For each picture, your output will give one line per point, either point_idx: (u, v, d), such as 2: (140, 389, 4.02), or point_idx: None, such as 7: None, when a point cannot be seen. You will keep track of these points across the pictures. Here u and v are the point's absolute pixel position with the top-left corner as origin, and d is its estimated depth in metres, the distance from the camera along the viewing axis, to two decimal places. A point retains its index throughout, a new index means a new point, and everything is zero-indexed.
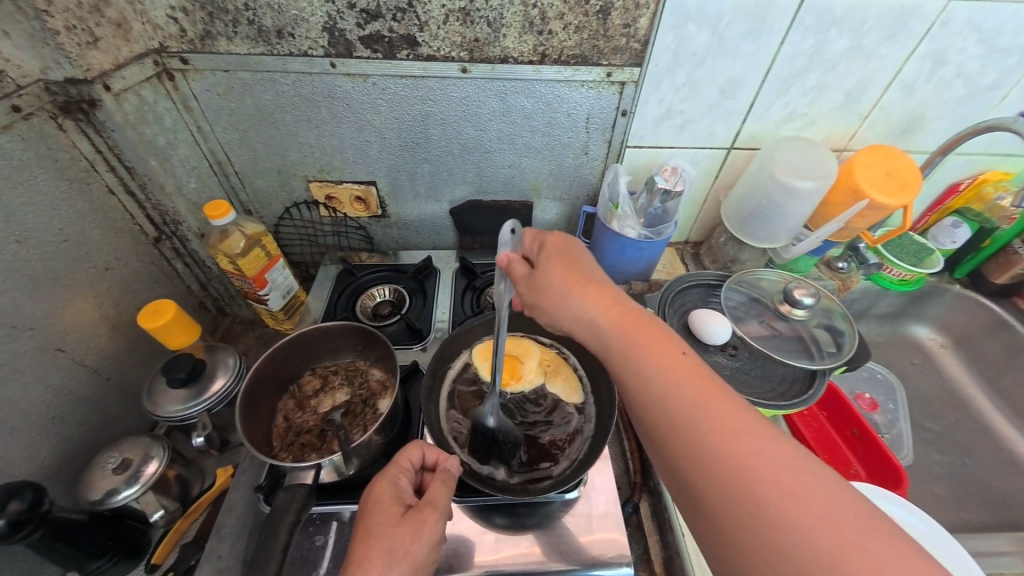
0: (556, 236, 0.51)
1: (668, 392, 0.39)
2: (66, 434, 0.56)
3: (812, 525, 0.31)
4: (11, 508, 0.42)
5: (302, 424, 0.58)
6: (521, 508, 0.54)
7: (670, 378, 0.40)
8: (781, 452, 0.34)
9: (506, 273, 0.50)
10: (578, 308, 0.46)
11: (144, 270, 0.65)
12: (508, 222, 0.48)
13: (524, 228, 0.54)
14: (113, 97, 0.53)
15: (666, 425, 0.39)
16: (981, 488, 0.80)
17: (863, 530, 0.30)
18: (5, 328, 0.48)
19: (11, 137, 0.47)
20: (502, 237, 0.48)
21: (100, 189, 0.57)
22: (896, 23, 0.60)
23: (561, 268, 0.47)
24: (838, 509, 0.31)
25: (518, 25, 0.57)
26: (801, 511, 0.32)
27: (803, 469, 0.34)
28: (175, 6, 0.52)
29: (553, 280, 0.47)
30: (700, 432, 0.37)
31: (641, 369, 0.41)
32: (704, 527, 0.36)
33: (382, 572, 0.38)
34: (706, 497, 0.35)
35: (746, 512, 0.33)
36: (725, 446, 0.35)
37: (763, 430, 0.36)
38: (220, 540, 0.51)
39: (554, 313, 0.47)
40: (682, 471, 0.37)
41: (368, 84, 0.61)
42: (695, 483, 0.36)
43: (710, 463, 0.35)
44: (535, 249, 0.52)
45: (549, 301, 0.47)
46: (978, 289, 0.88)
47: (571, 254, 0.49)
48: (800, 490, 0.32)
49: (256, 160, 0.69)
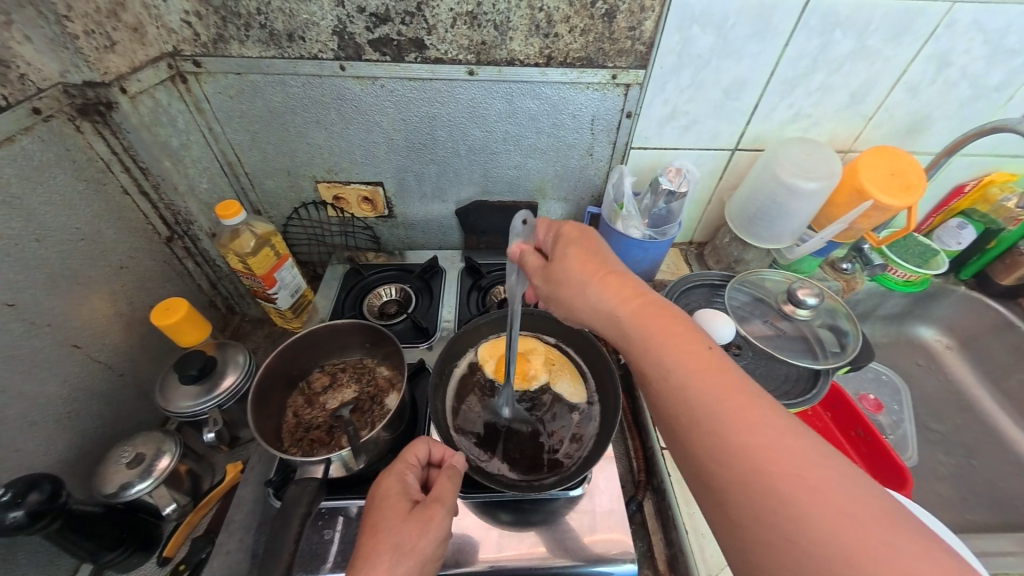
0: (572, 226, 0.51)
1: (690, 386, 0.39)
2: (81, 429, 0.57)
3: (836, 521, 0.31)
4: (32, 498, 0.43)
5: (312, 420, 0.59)
6: (526, 504, 0.55)
7: (693, 371, 0.40)
8: (804, 448, 0.35)
9: (520, 264, 0.52)
10: (599, 299, 0.46)
11: (157, 269, 0.66)
12: (520, 214, 0.51)
13: (539, 218, 0.54)
14: (129, 99, 0.54)
15: (688, 419, 0.39)
16: (988, 490, 0.80)
17: (885, 526, 0.31)
18: (23, 324, 0.50)
19: (31, 138, 0.48)
20: (513, 228, 0.51)
21: (115, 189, 0.58)
22: (901, 24, 0.60)
23: (578, 258, 0.48)
24: (862, 507, 0.32)
25: (525, 28, 0.57)
26: (824, 509, 0.32)
27: (826, 465, 0.34)
28: (189, 11, 0.54)
29: (571, 271, 0.47)
30: (723, 426, 0.37)
31: (662, 363, 0.41)
32: (723, 520, 0.36)
33: (390, 567, 0.39)
34: (727, 493, 0.36)
35: (769, 506, 0.33)
36: (749, 441, 0.35)
37: (787, 426, 0.36)
38: (230, 534, 0.52)
39: (573, 304, 0.48)
40: (703, 466, 0.37)
41: (377, 87, 0.62)
42: (717, 477, 0.36)
43: (732, 458, 0.36)
44: (550, 239, 0.52)
45: (567, 292, 0.48)
46: (984, 289, 0.88)
47: (590, 244, 0.49)
48: (823, 486, 0.33)
49: (265, 161, 0.70)
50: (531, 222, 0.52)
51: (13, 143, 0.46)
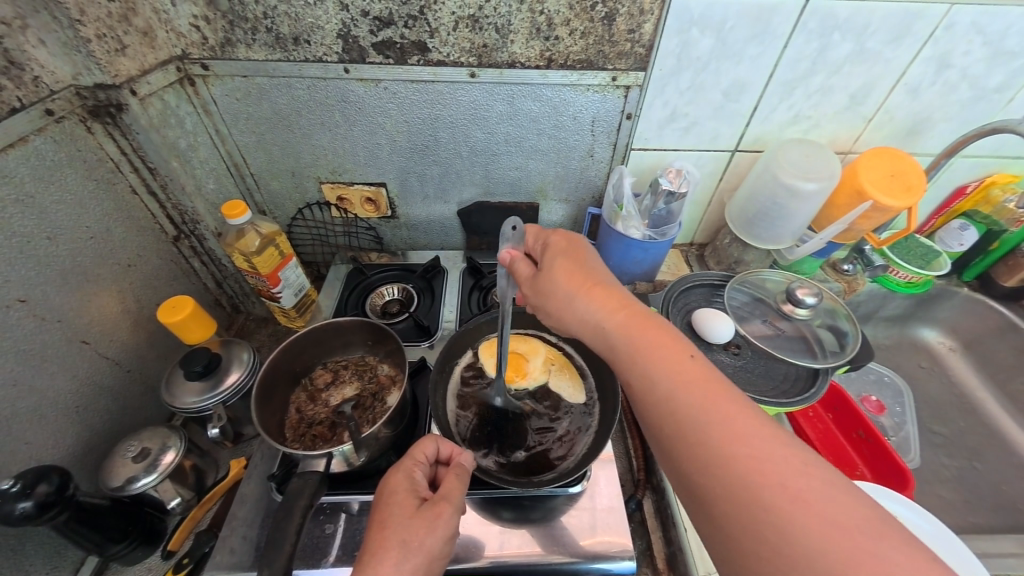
0: (561, 236, 0.52)
1: (674, 396, 0.40)
2: (89, 424, 0.58)
3: (821, 530, 0.31)
4: (40, 490, 0.44)
5: (314, 416, 0.59)
6: (525, 501, 0.56)
7: (677, 381, 0.40)
8: (790, 457, 0.35)
9: (510, 271, 0.53)
10: (586, 312, 0.46)
11: (164, 267, 0.67)
12: (510, 220, 0.51)
13: (530, 225, 0.55)
14: (139, 101, 0.55)
15: (675, 430, 0.39)
16: (992, 492, 0.79)
17: (875, 537, 0.30)
18: (35, 320, 0.51)
19: (45, 139, 0.49)
20: (503, 233, 0.52)
21: (124, 188, 0.59)
22: (898, 27, 0.61)
23: (565, 269, 0.48)
24: (847, 515, 0.32)
25: (526, 31, 0.58)
26: (808, 518, 0.32)
27: (812, 475, 0.34)
28: (198, 15, 0.55)
29: (557, 284, 0.48)
30: (709, 437, 0.37)
31: (648, 374, 0.42)
32: (712, 532, 0.36)
33: (398, 562, 0.39)
34: (712, 502, 0.36)
35: (756, 516, 0.33)
36: (733, 451, 0.36)
37: (772, 436, 0.36)
38: (233, 530, 0.53)
39: (561, 316, 0.48)
40: (690, 476, 0.38)
41: (380, 89, 0.63)
42: (704, 489, 0.36)
43: (719, 468, 0.36)
44: (539, 247, 0.53)
45: (554, 304, 0.48)
46: (988, 291, 0.88)
47: (576, 255, 0.50)
48: (811, 496, 0.33)
49: (272, 162, 0.71)
50: (521, 227, 0.53)
51: (27, 143, 0.47)
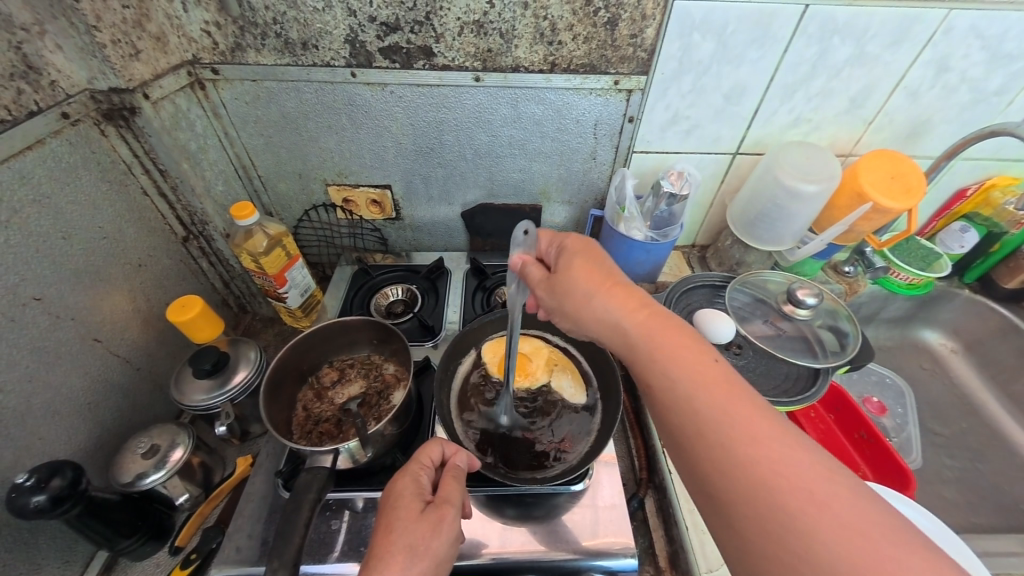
0: (576, 238, 0.51)
1: (694, 397, 0.40)
2: (100, 420, 0.59)
3: (842, 533, 0.32)
4: (54, 484, 0.45)
5: (321, 413, 0.60)
6: (529, 498, 0.56)
7: (698, 383, 0.40)
8: (810, 461, 0.35)
9: (522, 275, 0.52)
10: (606, 311, 0.46)
11: (173, 268, 0.68)
12: (521, 224, 0.49)
13: (541, 229, 0.54)
14: (152, 105, 0.56)
15: (694, 432, 0.39)
16: (995, 493, 0.79)
17: (893, 542, 0.31)
18: (50, 318, 0.52)
19: (61, 141, 0.50)
20: (514, 239, 0.50)
21: (136, 190, 0.61)
22: (897, 31, 0.62)
23: (585, 271, 0.48)
24: (867, 522, 0.32)
25: (530, 36, 0.59)
26: (829, 522, 0.32)
27: (833, 480, 0.34)
28: (209, 21, 0.56)
29: (577, 284, 0.47)
30: (732, 440, 0.37)
31: (669, 374, 0.42)
32: (729, 532, 0.37)
33: (404, 568, 0.39)
34: (733, 504, 0.36)
35: (775, 518, 0.34)
36: (755, 453, 0.36)
37: (793, 439, 0.36)
38: (241, 525, 0.54)
39: (580, 316, 0.47)
40: (709, 478, 0.38)
41: (387, 93, 0.64)
42: (722, 491, 0.37)
43: (735, 470, 0.36)
44: (553, 251, 0.52)
45: (573, 304, 0.47)
46: (989, 293, 0.88)
47: (595, 257, 0.49)
48: (828, 499, 0.33)
49: (279, 164, 0.72)
50: (531, 231, 0.50)
51: (43, 145, 0.49)
